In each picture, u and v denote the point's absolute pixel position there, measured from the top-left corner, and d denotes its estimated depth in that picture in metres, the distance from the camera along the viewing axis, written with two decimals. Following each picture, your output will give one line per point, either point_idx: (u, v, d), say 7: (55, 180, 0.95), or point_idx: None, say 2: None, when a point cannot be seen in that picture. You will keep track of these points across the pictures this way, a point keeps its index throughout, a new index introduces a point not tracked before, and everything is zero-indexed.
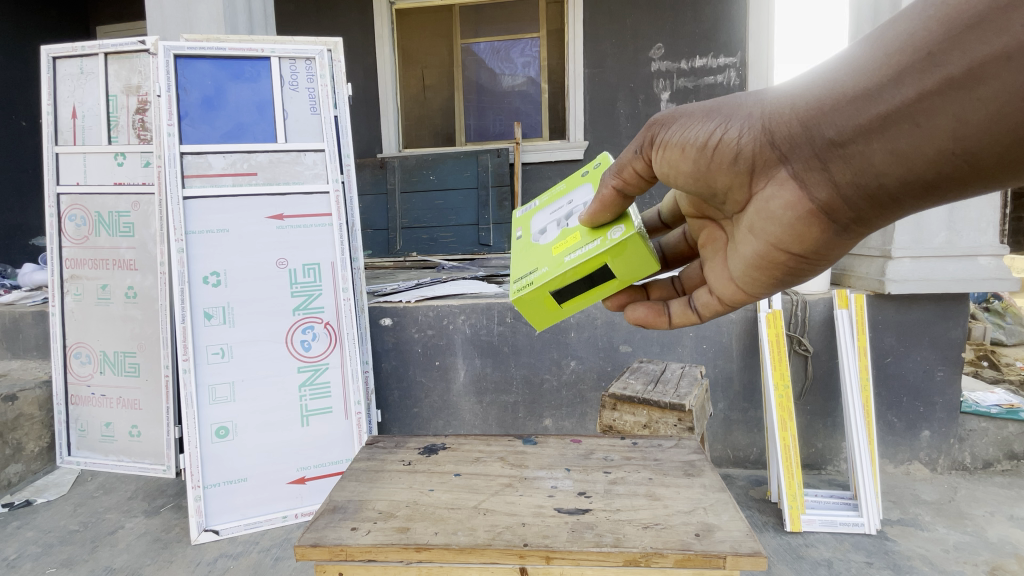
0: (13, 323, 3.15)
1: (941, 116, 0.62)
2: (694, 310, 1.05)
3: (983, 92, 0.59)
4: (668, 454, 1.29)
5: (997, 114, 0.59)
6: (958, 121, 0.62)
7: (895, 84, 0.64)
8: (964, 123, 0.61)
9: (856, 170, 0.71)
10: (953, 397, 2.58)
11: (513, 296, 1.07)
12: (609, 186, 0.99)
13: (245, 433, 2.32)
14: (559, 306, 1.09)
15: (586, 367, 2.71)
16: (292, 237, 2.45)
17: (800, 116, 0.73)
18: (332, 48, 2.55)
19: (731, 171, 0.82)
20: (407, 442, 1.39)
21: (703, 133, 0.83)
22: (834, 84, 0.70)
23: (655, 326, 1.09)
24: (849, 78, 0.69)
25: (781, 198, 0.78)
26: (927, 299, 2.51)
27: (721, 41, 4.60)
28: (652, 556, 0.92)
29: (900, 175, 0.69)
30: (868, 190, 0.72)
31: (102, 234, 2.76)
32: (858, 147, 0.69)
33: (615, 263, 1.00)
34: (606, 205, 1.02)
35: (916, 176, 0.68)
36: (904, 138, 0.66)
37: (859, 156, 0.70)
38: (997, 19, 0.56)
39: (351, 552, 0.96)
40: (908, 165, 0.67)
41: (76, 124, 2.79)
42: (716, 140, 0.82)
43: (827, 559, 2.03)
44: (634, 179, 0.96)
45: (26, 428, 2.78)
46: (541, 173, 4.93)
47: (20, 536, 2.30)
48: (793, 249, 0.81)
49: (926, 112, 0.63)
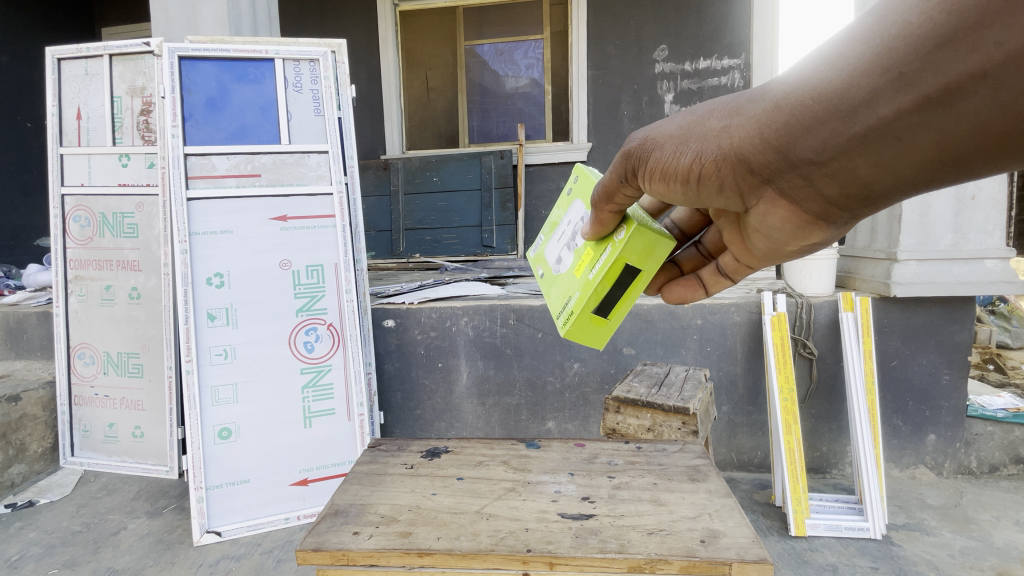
0: (17, 324, 3.16)
1: (923, 132, 0.58)
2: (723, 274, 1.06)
3: (962, 110, 0.54)
4: (672, 458, 1.28)
5: (983, 127, 0.55)
6: (942, 135, 0.57)
7: (869, 105, 0.59)
8: (949, 136, 0.57)
9: (845, 183, 0.68)
10: (959, 401, 2.56)
11: (562, 332, 1.08)
12: (604, 210, 0.98)
13: (248, 434, 2.31)
14: (605, 319, 1.07)
15: (589, 369, 2.70)
16: (295, 238, 2.45)
17: (774, 141, 0.69)
18: (336, 50, 2.54)
19: (721, 192, 0.80)
20: (409, 445, 1.38)
21: (680, 165, 0.80)
22: (801, 106, 0.65)
23: (693, 299, 1.11)
24: (816, 100, 0.64)
25: (778, 211, 0.78)
26: (933, 302, 2.49)
27: (725, 43, 4.59)
28: (657, 563, 0.91)
29: (891, 183, 0.66)
30: (861, 196, 0.69)
31: (106, 235, 2.77)
32: (841, 164, 0.66)
33: (634, 258, 0.99)
34: (603, 221, 1.01)
35: (906, 183, 0.64)
36: (887, 154, 0.62)
37: (844, 172, 0.67)
38: (970, 36, 0.51)
39: (353, 556, 0.96)
40: (897, 175, 0.64)
41: (81, 125, 2.80)
42: (695, 170, 0.79)
43: (832, 564, 2.02)
44: (626, 200, 0.95)
45: (29, 428, 2.78)
46: (544, 174, 4.93)
47: (23, 537, 2.30)
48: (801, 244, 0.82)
49: (905, 130, 0.59)
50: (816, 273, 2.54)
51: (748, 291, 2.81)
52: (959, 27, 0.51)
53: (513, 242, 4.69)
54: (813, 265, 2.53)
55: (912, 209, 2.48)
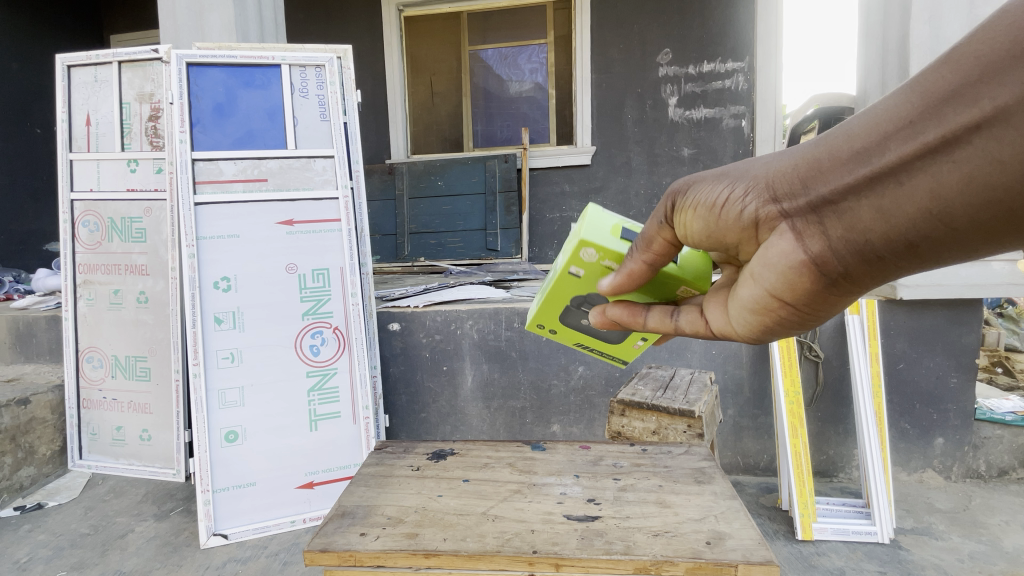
0: (26, 328, 3.19)
1: (920, 179, 0.60)
2: (673, 320, 0.94)
3: (958, 160, 0.57)
4: (678, 461, 1.28)
5: (974, 181, 0.57)
6: (935, 183, 0.60)
7: (882, 150, 0.63)
8: (942, 187, 0.59)
9: (848, 228, 0.68)
10: (967, 404, 2.54)
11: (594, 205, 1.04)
12: (638, 261, 0.90)
13: (254, 438, 2.32)
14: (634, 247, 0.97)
15: (594, 372, 2.72)
16: (301, 242, 2.46)
17: (798, 176, 0.72)
18: (341, 56, 2.57)
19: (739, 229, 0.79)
20: (415, 448, 1.39)
21: (712, 195, 0.80)
22: (832, 148, 0.69)
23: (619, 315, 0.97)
24: (844, 141, 0.67)
25: (779, 249, 0.75)
26: (940, 304, 2.48)
27: (729, 46, 4.59)
28: (663, 564, 0.91)
29: (884, 234, 0.66)
30: (858, 247, 0.68)
31: (115, 240, 2.79)
32: (849, 205, 0.67)
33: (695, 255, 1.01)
34: (633, 280, 0.92)
35: (903, 236, 0.65)
36: (888, 207, 0.64)
37: (849, 216, 0.68)
38: (971, 89, 0.55)
39: (360, 557, 0.96)
40: (896, 225, 0.64)
41: (90, 131, 2.83)
42: (723, 203, 0.80)
43: (839, 568, 2.01)
44: (664, 253, 0.89)
45: (39, 431, 2.81)
46: (549, 178, 4.94)
47: (32, 539, 2.31)
48: (787, 298, 0.78)
49: (907, 174, 0.61)
50: None
51: None
52: (966, 77, 0.55)
53: (517, 245, 4.69)
54: None
55: None
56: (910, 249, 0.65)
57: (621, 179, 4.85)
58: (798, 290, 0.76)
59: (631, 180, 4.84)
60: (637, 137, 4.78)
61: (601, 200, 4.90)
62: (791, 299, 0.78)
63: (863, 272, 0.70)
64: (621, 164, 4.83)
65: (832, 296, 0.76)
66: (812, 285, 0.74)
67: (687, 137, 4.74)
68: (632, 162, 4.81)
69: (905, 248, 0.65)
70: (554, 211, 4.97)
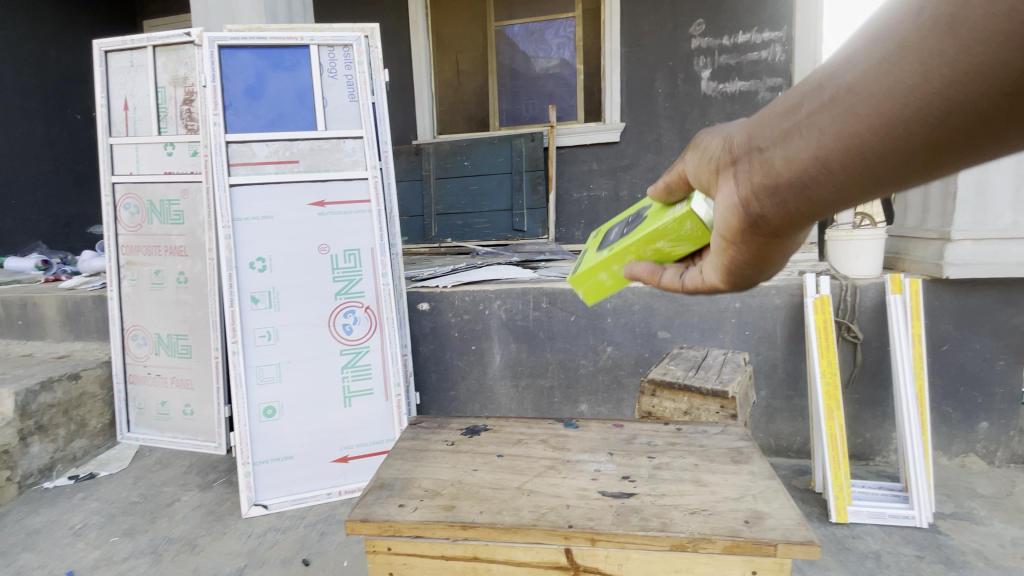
0: (74, 307, 3.34)
1: (826, 125, 0.57)
2: (682, 278, 0.89)
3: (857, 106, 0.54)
4: (713, 440, 1.27)
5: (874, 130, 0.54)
6: (838, 130, 0.56)
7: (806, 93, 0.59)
8: (846, 133, 0.56)
9: (766, 173, 0.64)
10: (1015, 388, 2.44)
11: None
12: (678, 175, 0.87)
13: (291, 413, 2.40)
14: None
15: (623, 353, 2.69)
16: (332, 223, 2.49)
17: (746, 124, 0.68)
18: (369, 34, 2.56)
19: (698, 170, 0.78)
20: (449, 423, 1.41)
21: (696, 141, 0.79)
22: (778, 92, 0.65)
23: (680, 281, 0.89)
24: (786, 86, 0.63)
25: (721, 198, 0.72)
26: (989, 284, 2.37)
27: (766, 15, 4.39)
28: (700, 542, 0.90)
29: (798, 181, 0.62)
30: (779, 193, 0.64)
31: (154, 222, 2.88)
32: (770, 153, 0.63)
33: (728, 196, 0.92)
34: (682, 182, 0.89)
35: (815, 184, 0.61)
36: (801, 152, 0.60)
37: (769, 160, 0.64)
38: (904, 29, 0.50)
39: (399, 527, 0.99)
40: (808, 173, 0.60)
41: (128, 116, 2.90)
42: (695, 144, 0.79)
43: (874, 551, 1.98)
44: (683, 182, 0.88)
45: (89, 405, 2.96)
46: (576, 157, 4.87)
47: (87, 506, 2.45)
48: (730, 240, 0.74)
49: (817, 118, 0.58)
50: (862, 254, 2.45)
51: (788, 273, 2.74)
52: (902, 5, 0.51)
53: (544, 225, 4.66)
54: (860, 246, 2.45)
55: (968, 184, 2.33)
56: (824, 197, 0.61)
57: (650, 156, 4.74)
58: (734, 234, 0.73)
59: (661, 158, 4.73)
60: (667, 112, 4.65)
61: (630, 178, 4.81)
62: (726, 241, 0.75)
63: (784, 217, 0.66)
64: (651, 141, 4.72)
65: (769, 244, 0.71)
66: (742, 228, 0.71)
67: (720, 112, 4.59)
68: (662, 139, 4.69)
69: (815, 194, 0.62)
70: (582, 190, 4.91)
